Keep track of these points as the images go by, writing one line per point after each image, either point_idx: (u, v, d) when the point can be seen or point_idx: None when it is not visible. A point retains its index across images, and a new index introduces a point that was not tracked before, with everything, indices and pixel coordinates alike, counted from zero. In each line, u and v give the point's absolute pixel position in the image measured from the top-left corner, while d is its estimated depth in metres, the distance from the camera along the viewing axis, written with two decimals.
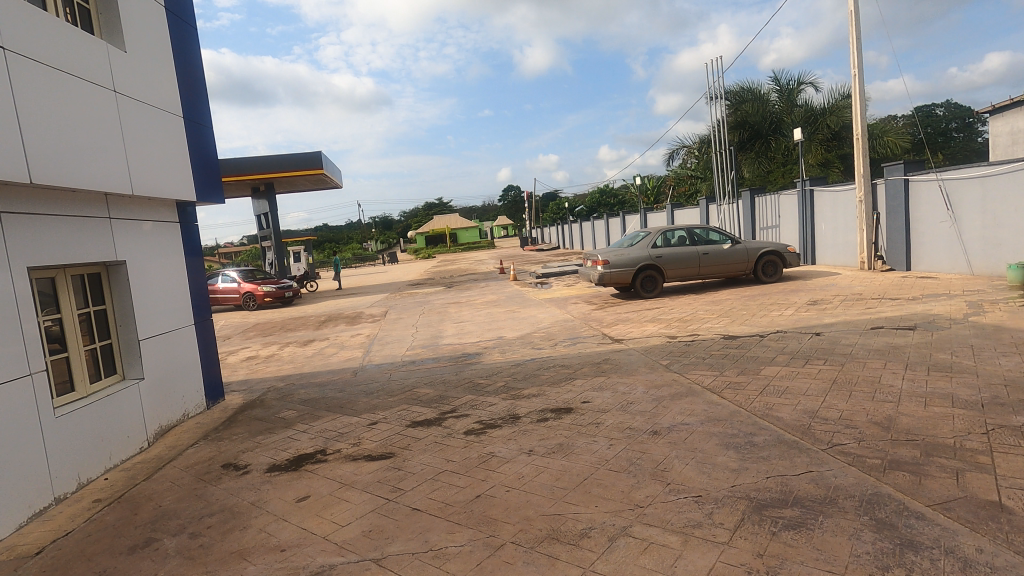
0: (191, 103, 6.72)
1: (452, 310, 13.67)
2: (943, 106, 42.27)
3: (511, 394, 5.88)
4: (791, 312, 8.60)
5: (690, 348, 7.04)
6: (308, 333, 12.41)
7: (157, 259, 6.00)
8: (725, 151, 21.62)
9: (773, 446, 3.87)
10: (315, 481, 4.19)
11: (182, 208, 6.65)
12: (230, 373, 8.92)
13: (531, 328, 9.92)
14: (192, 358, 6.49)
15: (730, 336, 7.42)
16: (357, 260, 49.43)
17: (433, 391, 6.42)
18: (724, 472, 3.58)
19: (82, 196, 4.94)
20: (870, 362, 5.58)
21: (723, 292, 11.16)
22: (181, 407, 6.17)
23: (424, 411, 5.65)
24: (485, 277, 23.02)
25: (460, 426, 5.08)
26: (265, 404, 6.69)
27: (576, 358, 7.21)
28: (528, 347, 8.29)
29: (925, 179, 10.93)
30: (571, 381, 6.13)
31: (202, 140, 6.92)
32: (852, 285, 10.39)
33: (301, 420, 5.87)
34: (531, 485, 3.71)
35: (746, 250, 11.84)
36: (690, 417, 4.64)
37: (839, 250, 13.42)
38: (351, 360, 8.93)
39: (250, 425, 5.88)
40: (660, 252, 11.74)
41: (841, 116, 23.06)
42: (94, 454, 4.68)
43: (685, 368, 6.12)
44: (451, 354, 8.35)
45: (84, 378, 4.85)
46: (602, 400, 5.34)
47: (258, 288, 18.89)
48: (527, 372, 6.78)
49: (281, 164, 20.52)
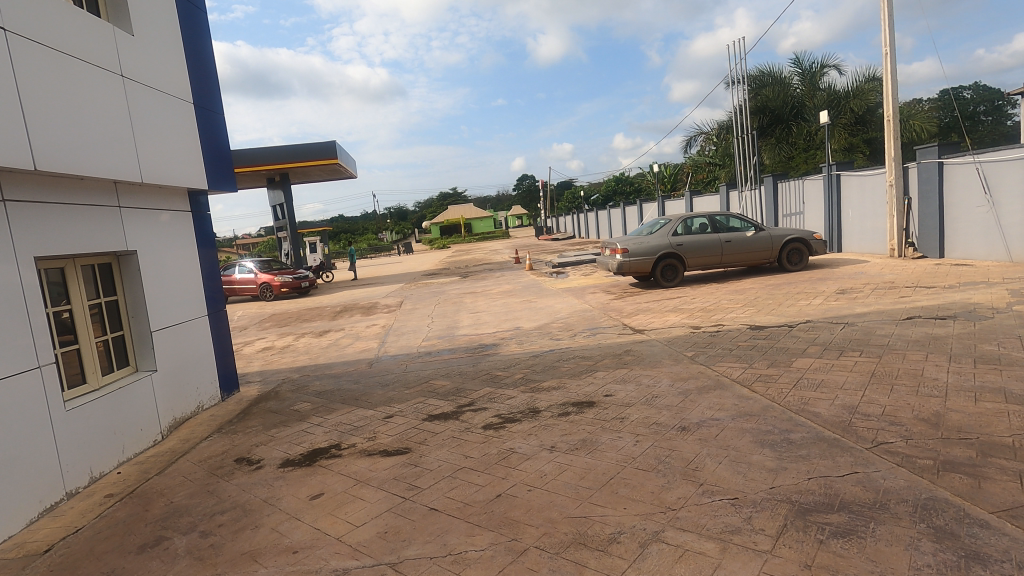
0: (202, 90, 6.57)
1: (468, 300, 13.53)
2: (971, 88, 40.81)
3: (531, 387, 5.69)
4: (820, 301, 8.28)
5: (715, 339, 6.79)
6: (324, 324, 12.33)
7: (169, 249, 5.88)
8: (746, 136, 21.09)
9: (812, 444, 3.64)
10: (329, 477, 4.05)
11: (195, 197, 6.52)
12: (246, 365, 8.85)
13: (549, 318, 9.73)
14: (206, 350, 6.40)
15: (757, 326, 7.13)
16: (372, 250, 49.59)
17: (449, 383, 6.24)
18: (761, 473, 3.35)
19: (89, 183, 4.80)
20: (910, 354, 5.28)
21: (746, 281, 10.83)
22: (196, 399, 6.09)
23: (441, 405, 5.48)
24: (500, 267, 22.78)
25: (478, 420, 4.90)
26: (280, 396, 6.58)
27: (596, 349, 6.99)
28: (546, 338, 8.09)
29: (961, 161, 10.44)
30: (593, 373, 5.93)
31: (213, 128, 6.78)
32: (883, 273, 9.99)
33: (315, 413, 5.75)
34: (554, 484, 3.52)
35: (770, 238, 11.47)
36: (720, 412, 4.41)
37: (867, 237, 12.96)
38: (366, 351, 8.80)
39: (264, 418, 5.77)
40: (680, 240, 11.43)
41: (865, 99, 22.38)
42: (107, 448, 4.60)
43: (712, 360, 5.87)
44: (468, 345, 8.17)
45: (95, 370, 4.76)
46: (625, 394, 5.12)
47: (274, 279, 18.91)
48: (547, 364, 6.58)
49: (296, 154, 20.45)
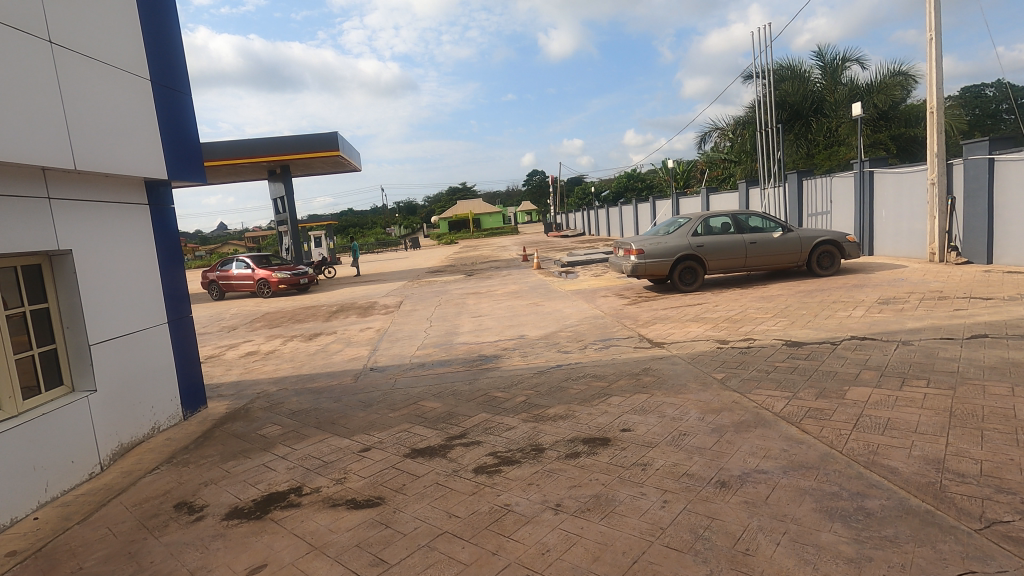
0: (163, 66, 5.76)
1: (471, 301, 12.72)
2: (994, 87, 39.37)
3: (534, 415, 4.84)
4: (861, 312, 7.37)
5: (748, 357, 5.92)
6: (316, 326, 11.55)
7: (116, 247, 5.09)
8: (767, 131, 20.09)
9: (898, 520, 2.78)
10: (279, 539, 3.25)
11: (154, 187, 5.74)
12: (223, 373, 8.05)
13: (557, 325, 8.88)
14: (166, 363, 5.62)
15: (794, 342, 6.25)
16: (378, 246, 48.97)
17: (440, 406, 5.41)
18: (838, 564, 2.49)
19: (10, 170, 4.02)
20: (991, 386, 4.39)
21: (774, 286, 9.91)
22: (151, 419, 5.32)
23: (428, 435, 4.65)
24: (507, 265, 21.90)
25: (470, 459, 4.08)
26: (249, 416, 5.78)
27: (610, 366, 6.13)
28: (553, 350, 7.25)
29: (1016, 158, 9.44)
30: (608, 399, 5.08)
31: (178, 110, 5.97)
32: (927, 280, 9.05)
33: (284, 440, 4.96)
34: (559, 567, 2.69)
35: (799, 239, 10.54)
36: (767, 461, 3.54)
37: (904, 239, 11.99)
38: (356, 360, 7.99)
39: (224, 446, 4.97)
40: (701, 241, 10.53)
41: (889, 94, 21.36)
42: (22, 489, 3.82)
43: (746, 387, 5.00)
44: (466, 357, 7.34)
45: (12, 394, 3.98)
46: (648, 429, 4.26)
47: (272, 275, 18.16)
48: (553, 383, 5.75)
49: (297, 145, 19.71)
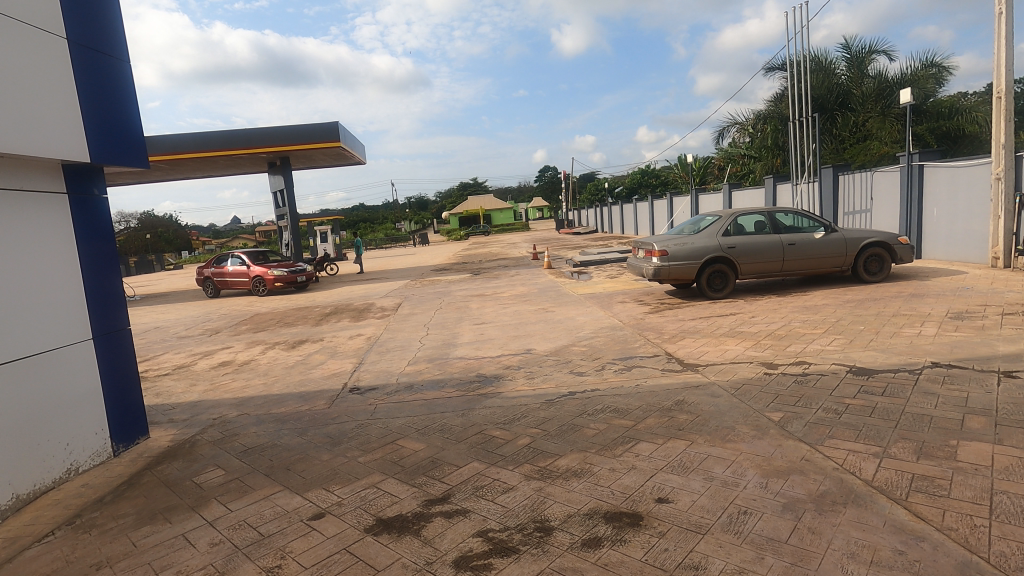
0: (87, 23, 4.70)
1: (475, 305, 11.61)
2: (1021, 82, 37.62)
3: (540, 470, 3.73)
4: (933, 330, 6.16)
5: (808, 388, 4.76)
6: (302, 332, 10.46)
7: (12, 244, 4.03)
8: (797, 124, 18.75)
9: None
10: None
11: (78, 174, 4.69)
12: (185, 390, 6.99)
13: (569, 337, 7.76)
14: (92, 388, 4.58)
15: (861, 370, 5.08)
16: (386, 242, 47.86)
17: (422, 449, 4.31)
18: None
19: None
20: None
21: (816, 295, 8.71)
22: (64, 460, 4.28)
23: (401, 496, 3.56)
24: (515, 264, 20.76)
25: (451, 543, 2.99)
26: (192, 454, 4.72)
27: (634, 397, 4.99)
28: (565, 371, 6.12)
29: None
30: (634, 446, 3.96)
31: (113, 79, 4.93)
32: (997, 289, 7.85)
33: (221, 494, 3.89)
34: None
35: (844, 240, 9.32)
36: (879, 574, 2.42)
37: (959, 241, 10.75)
38: (335, 377, 6.93)
39: (147, 499, 3.93)
40: (732, 242, 9.34)
41: (919, 87, 19.97)
42: None
43: (814, 436, 3.85)
44: (462, 377, 6.23)
45: None
46: (692, 502, 3.14)
47: (267, 273, 17.17)
48: (564, 419, 4.64)
49: (294, 137, 18.66)
